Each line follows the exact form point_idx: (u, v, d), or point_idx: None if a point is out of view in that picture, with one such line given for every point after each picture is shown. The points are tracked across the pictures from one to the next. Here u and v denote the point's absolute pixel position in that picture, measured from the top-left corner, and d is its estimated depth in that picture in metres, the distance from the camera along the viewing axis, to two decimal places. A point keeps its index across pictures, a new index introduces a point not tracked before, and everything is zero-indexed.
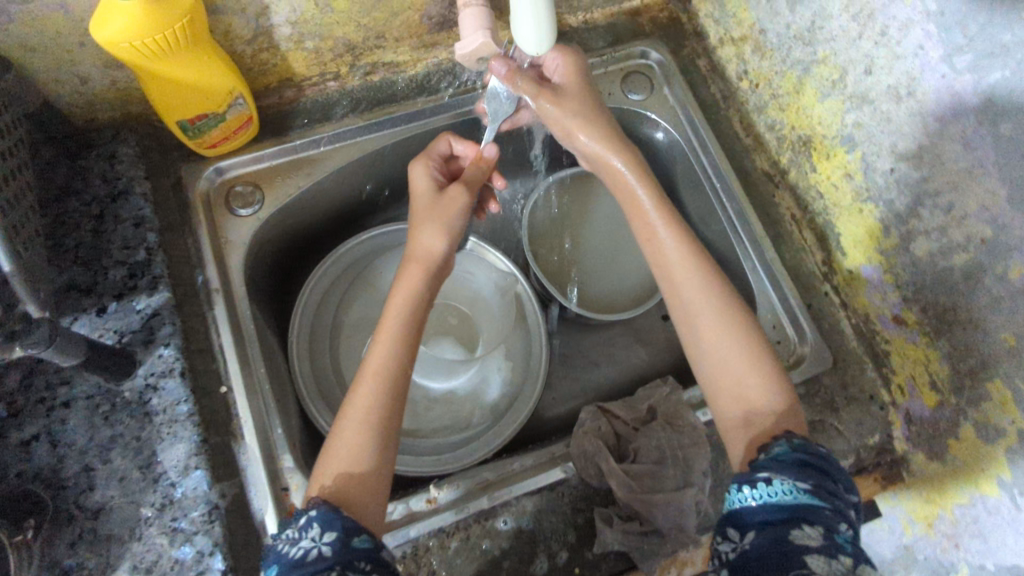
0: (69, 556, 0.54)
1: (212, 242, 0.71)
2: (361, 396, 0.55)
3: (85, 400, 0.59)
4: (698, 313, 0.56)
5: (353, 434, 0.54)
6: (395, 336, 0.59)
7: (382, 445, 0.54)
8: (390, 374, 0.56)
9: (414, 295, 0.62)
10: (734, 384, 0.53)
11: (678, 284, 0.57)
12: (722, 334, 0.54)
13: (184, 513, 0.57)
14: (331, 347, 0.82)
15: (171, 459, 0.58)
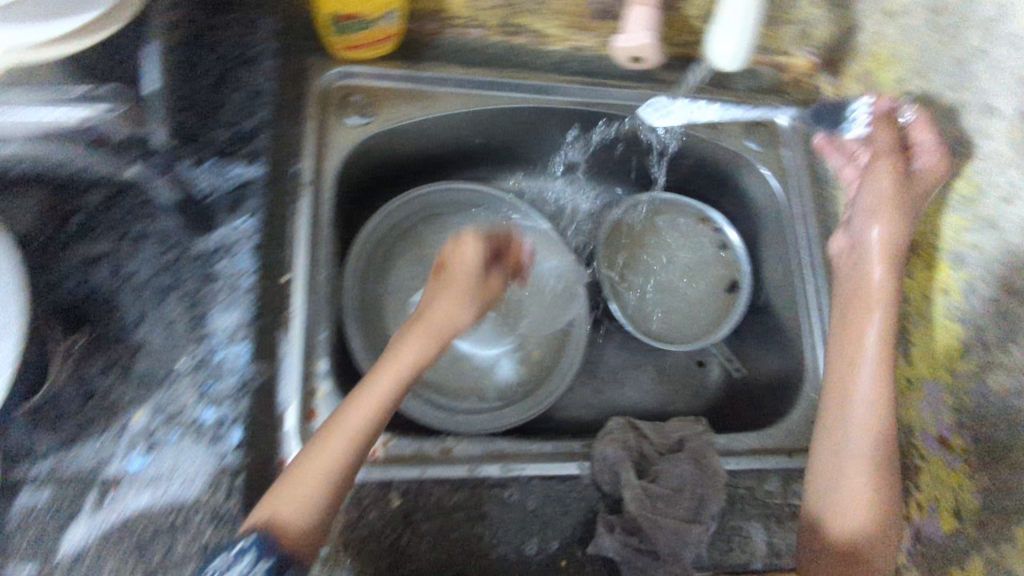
0: (100, 378, 0.54)
1: (315, 134, 0.71)
2: (309, 473, 0.52)
3: (158, 240, 0.59)
4: (852, 416, 0.62)
5: (314, 477, 0.52)
6: (379, 394, 0.58)
7: (328, 484, 0.53)
8: (392, 398, 0.58)
9: (402, 370, 0.60)
10: (836, 510, 0.58)
11: (860, 402, 0.62)
12: (864, 444, 0.60)
13: (219, 377, 0.56)
14: (379, 278, 0.80)
15: (222, 323, 0.58)
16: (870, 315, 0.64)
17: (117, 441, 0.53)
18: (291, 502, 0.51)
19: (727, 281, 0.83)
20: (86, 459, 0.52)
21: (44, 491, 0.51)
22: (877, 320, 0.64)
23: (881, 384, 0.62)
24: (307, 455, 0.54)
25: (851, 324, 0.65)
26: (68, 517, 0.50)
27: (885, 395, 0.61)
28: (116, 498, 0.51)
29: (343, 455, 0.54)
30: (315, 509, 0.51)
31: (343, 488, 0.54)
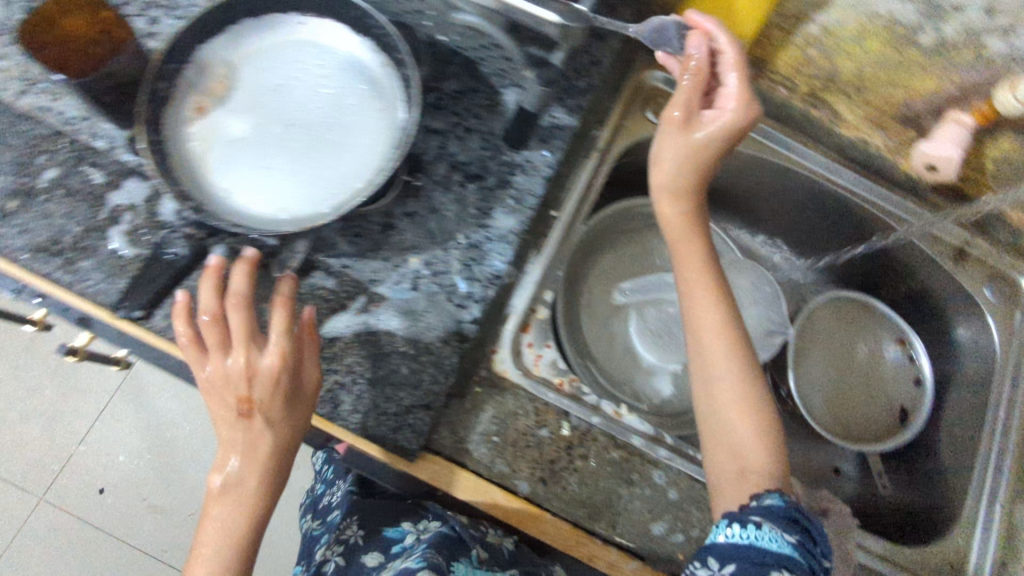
0: (400, 218, 0.64)
1: (619, 112, 0.76)
2: (261, 449, 0.54)
3: (480, 138, 0.67)
4: (716, 369, 0.61)
5: (209, 547, 0.54)
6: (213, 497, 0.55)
7: (246, 535, 0.55)
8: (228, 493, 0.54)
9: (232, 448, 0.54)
10: (721, 427, 0.60)
11: (699, 303, 0.63)
12: (728, 368, 0.61)
13: (481, 261, 0.64)
14: (594, 256, 0.86)
15: (501, 222, 0.65)
16: (704, 279, 0.63)
17: (393, 271, 0.62)
18: (211, 537, 0.54)
19: (898, 405, 0.83)
20: (366, 272, 0.62)
21: (331, 280, 0.61)
22: (707, 294, 0.63)
23: (731, 343, 0.62)
24: (213, 503, 0.55)
25: (691, 287, 0.64)
26: (338, 308, 0.60)
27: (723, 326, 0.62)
28: (375, 312, 0.61)
29: (272, 442, 0.55)
30: (245, 543, 0.55)
31: (258, 535, 0.56)
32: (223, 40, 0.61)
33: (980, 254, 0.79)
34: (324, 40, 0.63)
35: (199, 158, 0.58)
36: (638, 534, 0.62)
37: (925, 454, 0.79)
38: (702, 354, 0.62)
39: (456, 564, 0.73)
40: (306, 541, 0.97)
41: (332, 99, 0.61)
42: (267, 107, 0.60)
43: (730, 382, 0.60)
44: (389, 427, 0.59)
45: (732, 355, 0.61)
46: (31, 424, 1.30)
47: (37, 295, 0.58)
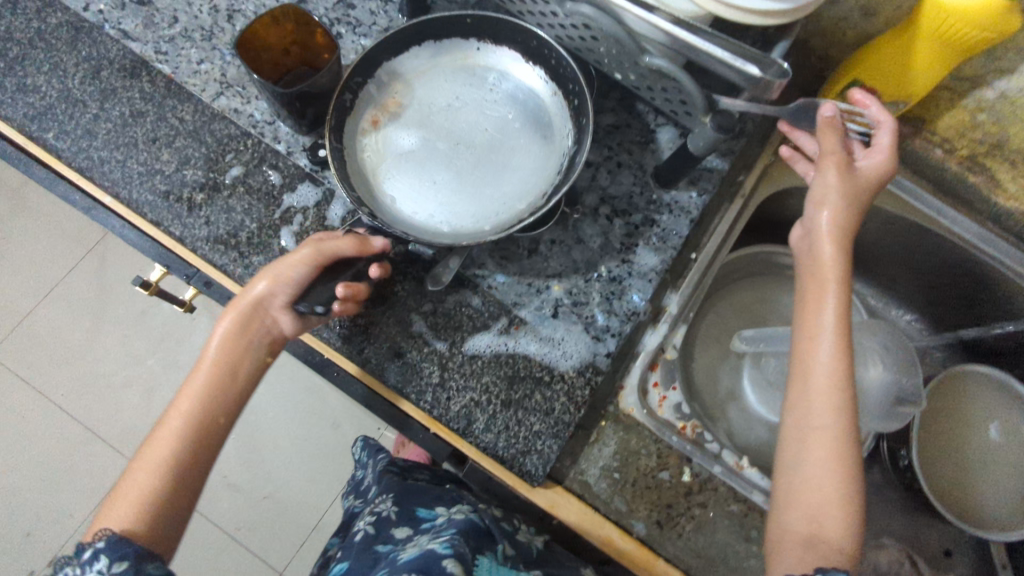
0: (547, 246, 0.66)
1: (765, 158, 0.75)
2: (225, 324, 0.57)
3: (634, 175, 0.69)
4: (813, 410, 0.54)
5: (165, 434, 0.53)
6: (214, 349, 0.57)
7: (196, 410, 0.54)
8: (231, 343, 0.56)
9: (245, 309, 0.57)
10: (805, 478, 0.53)
11: (813, 372, 0.55)
12: (829, 421, 0.53)
13: (620, 296, 0.65)
14: (716, 298, 0.85)
15: (644, 259, 0.66)
16: (824, 320, 0.55)
17: (536, 296, 0.64)
18: (167, 428, 0.54)
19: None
20: (511, 294, 0.64)
21: (477, 299, 0.64)
22: (833, 339, 0.55)
23: (835, 400, 0.53)
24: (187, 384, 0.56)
25: (811, 331, 0.56)
26: (482, 327, 0.62)
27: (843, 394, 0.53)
28: (516, 335, 0.62)
29: (236, 319, 0.57)
30: (202, 420, 0.54)
31: (218, 429, 0.55)
32: (412, 54, 0.63)
33: None
34: (499, 65, 0.64)
35: (371, 168, 0.61)
36: None
37: None
38: (803, 406, 0.54)
39: (480, 555, 0.56)
40: (347, 519, 0.86)
41: (501, 124, 0.63)
42: (436, 124, 0.63)
43: (827, 440, 0.53)
44: (518, 450, 0.59)
45: (835, 409, 0.53)
46: (130, 392, 1.24)
47: (205, 282, 0.61)
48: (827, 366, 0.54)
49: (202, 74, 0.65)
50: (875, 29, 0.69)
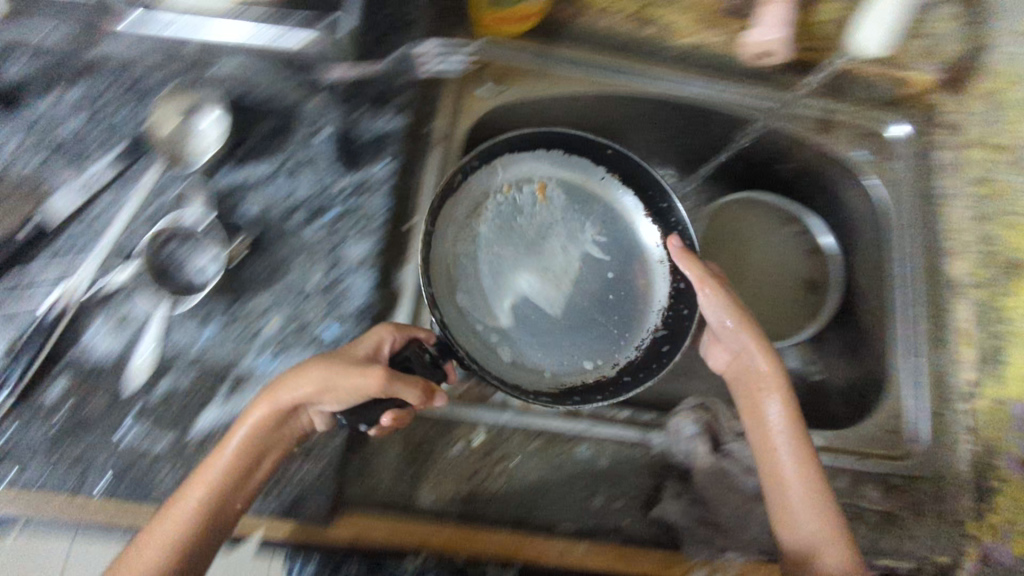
0: (245, 286, 0.60)
1: (449, 100, 0.71)
2: (244, 438, 0.52)
3: (312, 173, 0.63)
4: (789, 487, 0.57)
5: (172, 523, 0.50)
6: (163, 536, 0.50)
7: (182, 536, 0.50)
8: (212, 511, 0.50)
9: (213, 483, 0.51)
10: (782, 506, 0.58)
11: (771, 434, 0.60)
12: (791, 465, 0.58)
13: (342, 303, 0.62)
14: None
15: (352, 254, 0.63)
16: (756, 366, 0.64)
17: (253, 342, 0.59)
18: (183, 505, 0.50)
19: (807, 281, 0.84)
20: (223, 354, 0.58)
21: (186, 376, 0.57)
22: (760, 357, 0.64)
23: (798, 442, 0.59)
24: (175, 494, 0.51)
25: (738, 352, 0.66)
26: (203, 403, 0.57)
27: (800, 442, 0.59)
28: (244, 392, 0.57)
29: (263, 419, 0.52)
30: (193, 548, 0.51)
31: (212, 541, 0.52)
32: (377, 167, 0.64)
33: (846, 115, 0.76)
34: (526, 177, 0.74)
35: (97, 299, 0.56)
36: (578, 514, 0.61)
37: (846, 327, 0.79)
38: (768, 465, 0.59)
39: None
40: None
41: (603, 295, 0.74)
42: (397, 235, 0.66)
43: (805, 481, 0.57)
44: (290, 503, 0.56)
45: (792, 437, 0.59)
46: None
47: None
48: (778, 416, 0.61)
49: None
50: None
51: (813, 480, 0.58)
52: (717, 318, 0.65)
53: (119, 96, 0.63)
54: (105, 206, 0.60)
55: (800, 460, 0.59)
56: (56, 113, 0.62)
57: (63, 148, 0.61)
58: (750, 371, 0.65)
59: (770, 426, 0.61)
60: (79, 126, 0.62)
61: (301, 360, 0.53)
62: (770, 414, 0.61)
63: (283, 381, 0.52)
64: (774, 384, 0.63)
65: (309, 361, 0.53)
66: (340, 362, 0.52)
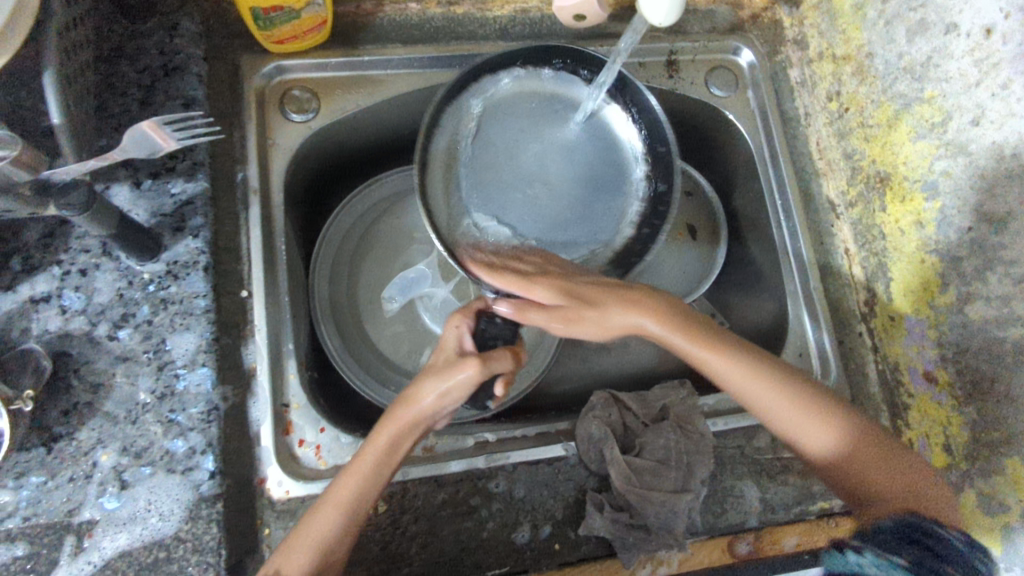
0: (61, 423, 0.52)
1: (257, 137, 0.66)
2: (396, 436, 0.52)
3: (110, 271, 0.56)
4: (779, 418, 0.56)
5: (324, 530, 0.50)
6: (331, 522, 0.50)
7: (341, 546, 0.50)
8: (357, 509, 0.51)
9: (369, 474, 0.51)
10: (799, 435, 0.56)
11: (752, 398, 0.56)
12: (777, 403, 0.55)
13: (183, 407, 0.54)
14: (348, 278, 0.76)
15: (180, 347, 0.56)
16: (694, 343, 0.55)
17: (89, 483, 0.52)
18: (321, 525, 0.50)
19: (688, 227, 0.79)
20: (54, 507, 0.51)
21: (19, 545, 0.50)
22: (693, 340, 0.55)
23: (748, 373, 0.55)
24: (302, 526, 0.50)
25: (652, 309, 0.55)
26: (49, 567, 0.50)
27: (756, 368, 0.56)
28: (94, 544, 0.51)
29: (399, 431, 0.52)
30: (335, 554, 0.50)
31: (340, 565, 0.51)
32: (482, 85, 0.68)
33: (687, 53, 0.72)
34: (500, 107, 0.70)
35: None
36: (505, 555, 0.57)
37: (741, 267, 0.77)
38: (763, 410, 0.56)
39: None
40: None
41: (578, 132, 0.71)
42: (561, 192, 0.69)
43: (787, 402, 0.55)
44: None
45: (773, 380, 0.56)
46: None
47: None
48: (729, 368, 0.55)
49: None
50: None
51: (800, 390, 0.56)
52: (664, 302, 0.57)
53: None
54: None
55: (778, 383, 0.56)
56: None
57: None
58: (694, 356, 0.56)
59: (700, 344, 0.55)
60: None
61: (408, 386, 0.53)
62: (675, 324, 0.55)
63: (404, 400, 0.52)
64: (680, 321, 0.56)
65: (418, 376, 0.53)
66: (437, 367, 0.52)
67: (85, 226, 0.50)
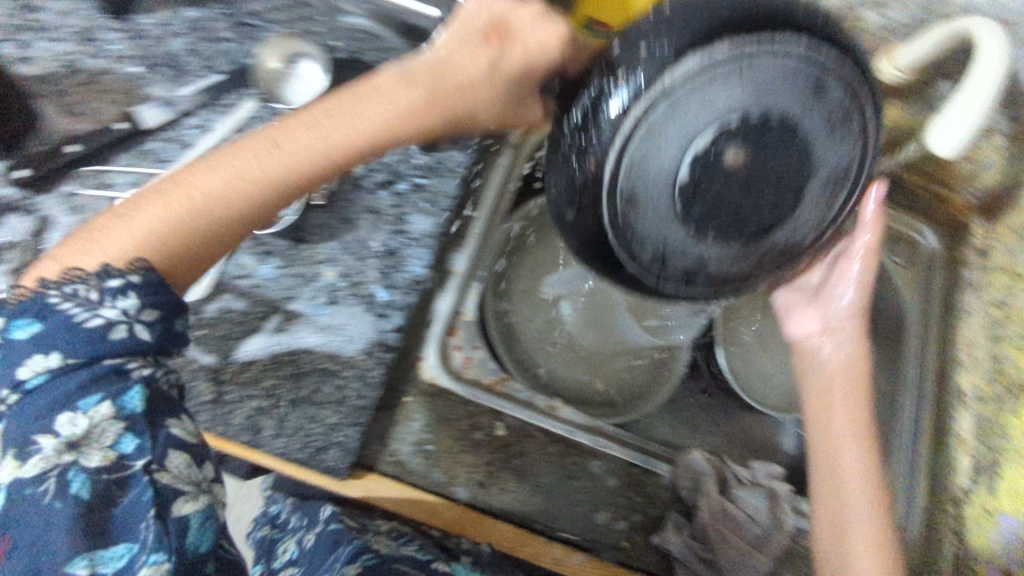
0: (312, 231, 0.62)
1: None
2: (368, 121, 0.49)
3: (395, 142, 0.66)
4: (857, 565, 0.54)
5: (190, 193, 0.46)
6: (344, 121, 0.49)
7: (192, 234, 0.46)
8: (333, 132, 0.49)
9: (399, 103, 0.50)
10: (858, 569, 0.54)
11: (840, 506, 0.56)
12: (857, 531, 0.55)
13: (399, 268, 0.63)
14: (514, 251, 0.81)
15: (416, 225, 0.65)
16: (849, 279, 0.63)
17: (307, 285, 0.60)
18: (211, 177, 0.46)
19: None
20: (281, 289, 0.59)
21: (240, 301, 0.58)
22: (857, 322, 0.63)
23: (866, 471, 0.57)
24: (235, 156, 0.47)
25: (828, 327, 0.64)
26: (252, 330, 0.57)
27: (873, 479, 0.57)
28: (292, 330, 0.58)
29: (419, 97, 0.51)
30: (321, 156, 0.48)
31: (262, 196, 0.48)
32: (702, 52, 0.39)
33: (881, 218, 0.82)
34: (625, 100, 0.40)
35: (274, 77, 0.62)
36: (581, 526, 0.63)
37: None
38: (840, 514, 0.56)
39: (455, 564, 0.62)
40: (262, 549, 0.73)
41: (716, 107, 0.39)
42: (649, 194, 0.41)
43: (862, 531, 0.55)
44: (315, 447, 0.58)
45: (869, 490, 0.56)
46: None
47: None
48: (854, 427, 0.59)
49: None
50: None
51: (873, 521, 0.55)
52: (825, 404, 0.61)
53: (229, 29, 0.65)
54: (196, 128, 0.61)
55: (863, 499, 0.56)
56: (169, 31, 0.64)
57: (168, 64, 0.63)
58: (818, 424, 0.60)
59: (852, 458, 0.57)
60: (187, 46, 0.64)
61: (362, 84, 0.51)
62: (835, 427, 0.59)
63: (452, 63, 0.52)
64: (857, 409, 0.60)
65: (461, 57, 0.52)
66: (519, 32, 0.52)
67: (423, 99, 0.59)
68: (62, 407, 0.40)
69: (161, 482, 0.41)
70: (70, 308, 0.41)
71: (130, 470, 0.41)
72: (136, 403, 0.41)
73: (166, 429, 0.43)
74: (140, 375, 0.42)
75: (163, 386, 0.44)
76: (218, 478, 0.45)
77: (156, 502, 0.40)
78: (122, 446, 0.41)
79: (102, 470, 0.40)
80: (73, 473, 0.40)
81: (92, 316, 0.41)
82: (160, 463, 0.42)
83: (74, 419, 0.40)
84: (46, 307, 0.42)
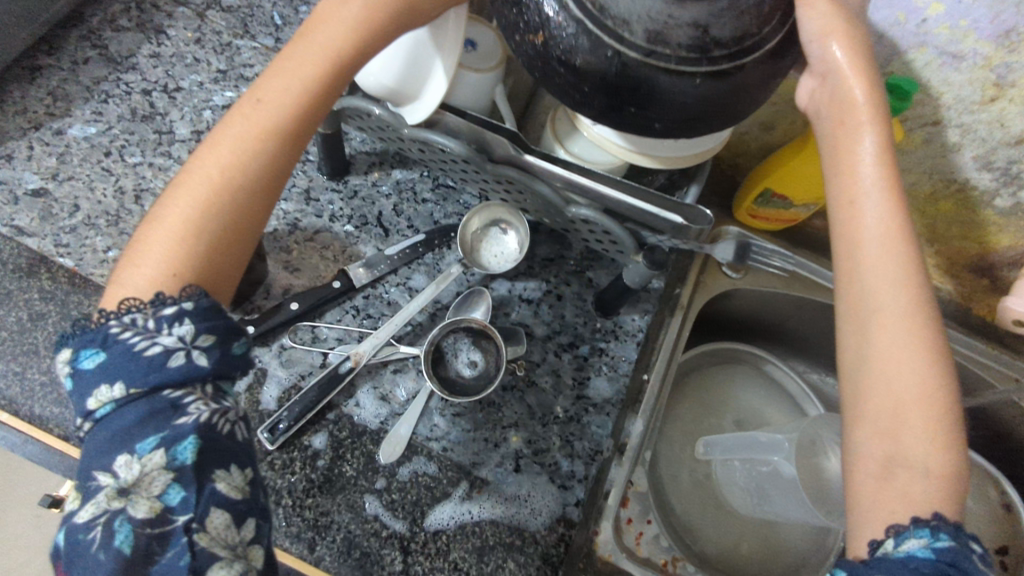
0: (498, 393, 0.62)
1: (697, 267, 0.74)
2: (315, 46, 0.41)
3: (576, 304, 0.67)
4: (907, 435, 0.37)
5: (215, 163, 0.39)
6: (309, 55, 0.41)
7: (231, 210, 0.39)
8: (316, 71, 0.41)
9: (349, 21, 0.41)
10: (878, 441, 0.37)
11: (876, 373, 0.39)
12: (915, 407, 0.37)
13: (580, 436, 0.62)
14: (680, 393, 0.81)
15: (597, 391, 0.64)
16: (860, 188, 0.41)
17: (494, 451, 0.60)
18: (222, 142, 0.39)
19: None
20: (470, 455, 0.59)
21: (431, 465, 0.59)
22: (879, 193, 0.41)
23: (901, 337, 0.38)
24: (250, 93, 0.41)
25: (848, 192, 0.42)
26: (443, 495, 0.58)
27: (921, 336, 0.38)
28: (478, 499, 0.58)
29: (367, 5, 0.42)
30: (280, 97, 0.40)
31: (239, 174, 0.39)
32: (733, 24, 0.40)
33: None
34: None
35: (474, 242, 0.66)
36: None
37: None
38: (875, 373, 0.39)
39: None
40: None
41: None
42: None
43: (917, 422, 0.37)
44: None
45: (903, 327, 0.39)
46: None
47: None
48: (877, 234, 0.40)
49: (110, 263, 0.62)
50: (775, 140, 0.72)
51: (917, 391, 0.37)
52: (892, 271, 0.40)
53: (433, 194, 0.70)
54: (398, 286, 0.66)
55: (927, 382, 0.37)
56: (379, 192, 0.70)
57: (377, 224, 0.68)
58: (855, 276, 0.41)
59: (890, 318, 0.39)
60: (394, 209, 0.69)
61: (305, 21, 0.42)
62: (873, 231, 0.40)
63: None
64: (890, 260, 0.40)
65: None
66: None
67: (628, 278, 0.59)
68: (120, 446, 0.33)
69: (198, 546, 0.33)
70: (129, 337, 0.35)
71: (172, 524, 0.33)
72: (187, 455, 0.33)
73: (211, 482, 0.34)
74: (196, 415, 0.34)
75: (237, 436, 0.36)
76: (258, 539, 0.35)
77: (192, 567, 0.32)
78: (168, 498, 0.33)
79: (144, 524, 0.32)
80: (119, 522, 0.32)
81: (150, 345, 0.35)
82: (200, 522, 0.33)
83: (131, 463, 0.33)
84: (109, 338, 0.35)
